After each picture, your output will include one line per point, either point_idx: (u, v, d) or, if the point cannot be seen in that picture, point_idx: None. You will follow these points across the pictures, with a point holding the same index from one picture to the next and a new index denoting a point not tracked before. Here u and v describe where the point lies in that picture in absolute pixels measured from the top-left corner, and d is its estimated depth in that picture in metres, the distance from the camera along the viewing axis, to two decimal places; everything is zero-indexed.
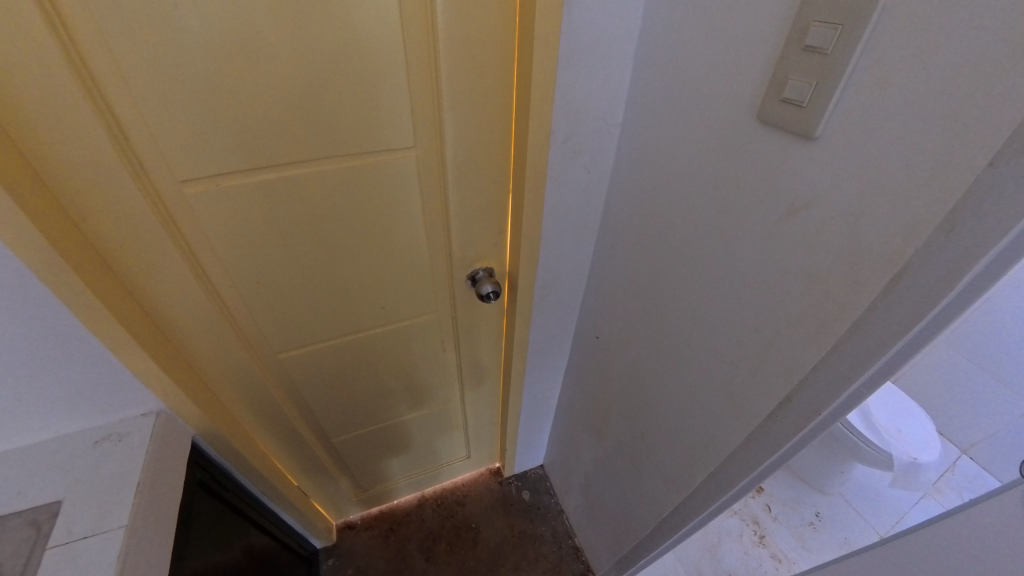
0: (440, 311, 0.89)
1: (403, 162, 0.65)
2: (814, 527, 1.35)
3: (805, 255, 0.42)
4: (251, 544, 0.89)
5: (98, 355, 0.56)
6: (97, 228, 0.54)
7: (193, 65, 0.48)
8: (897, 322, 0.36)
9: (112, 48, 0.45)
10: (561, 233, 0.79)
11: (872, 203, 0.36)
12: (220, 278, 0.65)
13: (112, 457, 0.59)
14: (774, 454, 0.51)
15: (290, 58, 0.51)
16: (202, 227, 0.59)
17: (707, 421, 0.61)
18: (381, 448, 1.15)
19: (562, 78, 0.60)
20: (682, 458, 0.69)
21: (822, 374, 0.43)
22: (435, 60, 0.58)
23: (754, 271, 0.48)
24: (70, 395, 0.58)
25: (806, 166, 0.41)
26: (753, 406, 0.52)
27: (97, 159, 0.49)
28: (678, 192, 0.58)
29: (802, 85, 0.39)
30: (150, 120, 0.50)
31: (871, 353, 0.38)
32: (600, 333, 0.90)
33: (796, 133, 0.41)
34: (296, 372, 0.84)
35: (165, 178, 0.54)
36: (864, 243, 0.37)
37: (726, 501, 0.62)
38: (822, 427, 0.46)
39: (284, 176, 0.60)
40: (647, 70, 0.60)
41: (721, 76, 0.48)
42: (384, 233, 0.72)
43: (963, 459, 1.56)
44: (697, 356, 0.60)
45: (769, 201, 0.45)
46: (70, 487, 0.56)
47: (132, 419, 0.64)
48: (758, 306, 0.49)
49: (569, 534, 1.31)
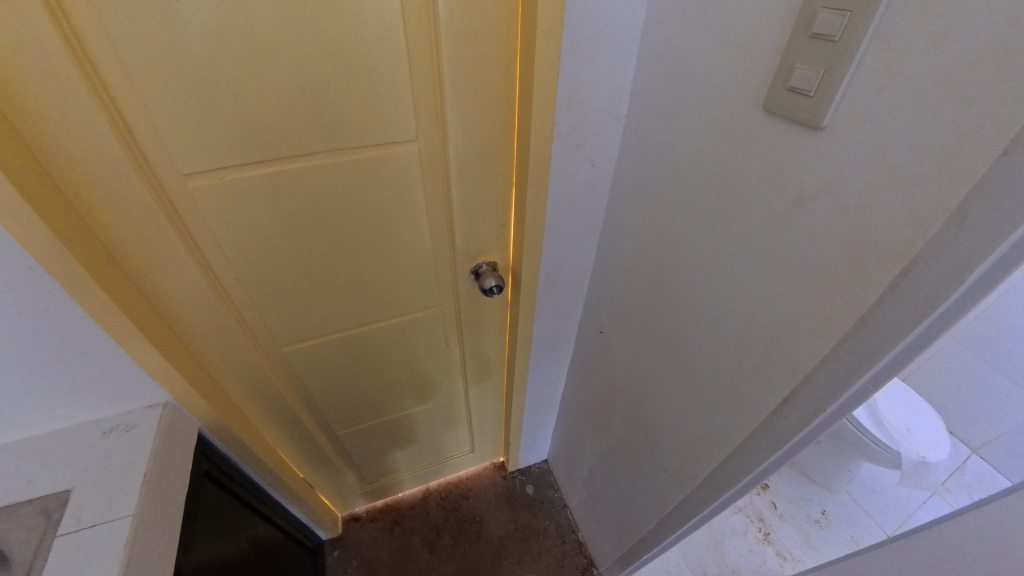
0: (444, 305, 0.89)
1: (405, 155, 0.65)
2: (820, 525, 1.34)
3: (810, 248, 0.42)
4: (257, 535, 0.90)
5: (105, 346, 0.57)
6: (105, 222, 0.54)
7: (194, 59, 0.48)
8: (905, 319, 0.35)
9: (113, 43, 0.45)
10: (565, 226, 0.79)
11: (882, 194, 0.35)
12: (224, 272, 0.66)
13: (121, 447, 0.61)
14: (777, 452, 0.51)
15: (291, 49, 0.51)
16: (207, 221, 0.60)
17: (712, 416, 0.60)
18: (386, 441, 1.16)
19: (565, 70, 0.59)
20: (685, 453, 0.68)
21: (827, 370, 0.42)
22: (436, 52, 0.57)
23: (758, 266, 0.48)
24: (79, 386, 0.59)
25: (812, 157, 0.40)
26: (757, 403, 0.52)
27: (101, 154, 0.50)
28: (682, 186, 0.58)
29: (809, 74, 0.38)
30: (152, 115, 0.50)
31: (876, 349, 0.37)
32: (604, 329, 0.89)
33: (803, 124, 0.40)
34: (301, 365, 0.85)
35: (169, 172, 0.54)
36: (872, 235, 0.36)
37: (730, 496, 0.62)
38: (826, 424, 0.46)
39: (288, 170, 0.60)
40: (651, 62, 0.59)
41: (726, 66, 0.47)
42: (388, 227, 0.72)
43: (974, 458, 1.53)
44: (702, 349, 0.60)
45: (775, 194, 0.44)
46: (78, 477, 0.57)
47: (140, 411, 0.65)
48: (763, 301, 0.48)
49: (573, 528, 1.31)
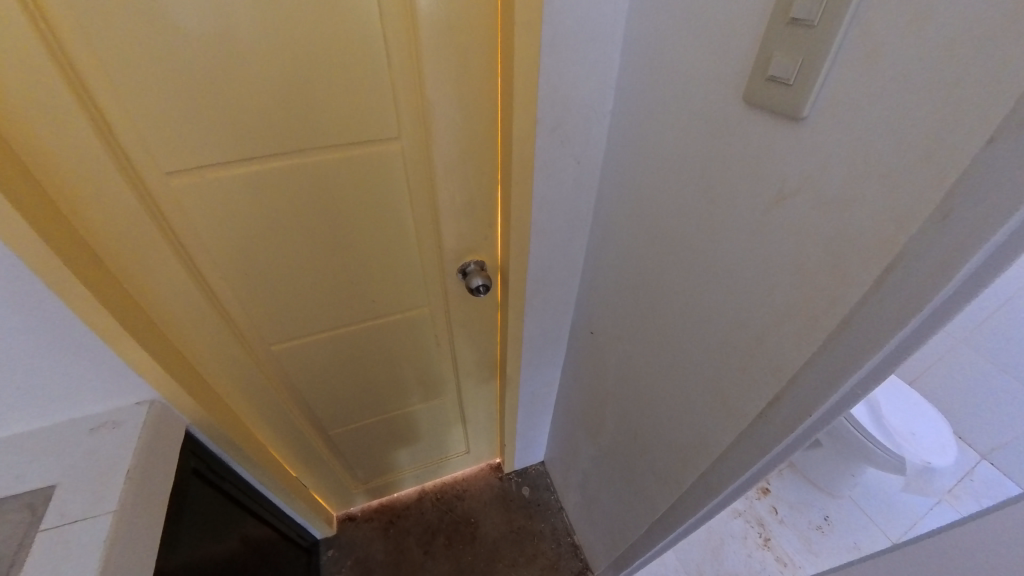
0: (433, 304, 0.89)
1: (389, 153, 0.64)
2: (822, 531, 1.31)
3: (793, 246, 0.40)
4: (248, 533, 0.90)
5: (89, 344, 0.57)
6: (88, 220, 0.54)
7: (173, 56, 0.48)
8: (891, 318, 0.33)
9: (91, 41, 0.45)
10: (553, 225, 0.77)
11: (862, 189, 0.34)
12: (208, 272, 0.66)
13: (107, 443, 0.61)
14: (766, 457, 0.49)
15: (269, 45, 0.50)
16: (191, 218, 0.60)
17: (700, 419, 0.59)
18: (380, 441, 1.15)
19: (546, 66, 0.58)
20: (675, 456, 0.67)
21: (812, 373, 0.41)
22: (417, 47, 0.56)
23: (742, 264, 0.47)
24: (66, 384, 0.59)
25: (794, 150, 0.38)
26: (743, 406, 0.50)
27: (82, 153, 0.50)
28: (667, 182, 0.56)
29: (788, 62, 0.36)
30: (132, 113, 0.50)
31: (862, 351, 0.36)
32: (594, 329, 0.88)
33: (783, 115, 0.38)
34: (290, 364, 0.84)
35: (151, 170, 0.54)
36: (853, 232, 0.35)
37: (720, 501, 0.60)
38: (813, 428, 0.44)
39: (271, 168, 0.59)
40: (634, 56, 0.58)
41: (707, 59, 0.46)
42: (373, 226, 0.71)
43: (982, 463, 1.49)
44: (688, 350, 0.58)
45: (758, 188, 0.43)
46: (65, 472, 0.57)
47: (127, 408, 0.65)
48: (747, 301, 0.47)
49: (568, 531, 1.30)
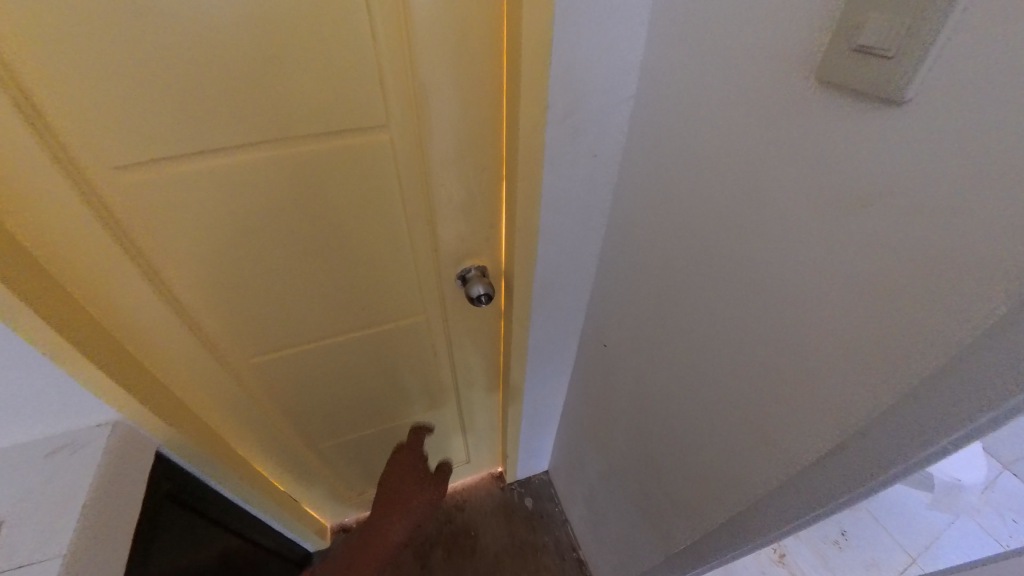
0: (430, 311, 0.81)
1: (376, 145, 0.57)
2: (838, 547, 1.25)
3: (869, 263, 0.33)
4: (228, 553, 0.84)
5: (35, 361, 0.49)
6: (30, 221, 0.47)
7: (116, 27, 0.40)
8: (1012, 367, 0.26)
9: (14, 8, 0.37)
10: (564, 226, 0.70)
11: (979, 194, 0.26)
12: (173, 278, 0.59)
13: (64, 472, 0.53)
14: (814, 511, 0.42)
15: (231, 17, 0.43)
16: (151, 219, 0.53)
17: (731, 453, 0.52)
18: (374, 452, 1.09)
19: (561, 44, 0.50)
20: (700, 489, 0.60)
21: (889, 425, 0.34)
22: (407, 22, 0.49)
23: (797, 282, 0.39)
24: (12, 404, 0.51)
25: (879, 143, 0.31)
26: (790, 448, 0.43)
27: (15, 143, 0.43)
28: (700, 181, 0.49)
29: (882, 28, 0.28)
30: (71, 96, 0.42)
31: (963, 408, 0.29)
32: (607, 341, 0.81)
33: (868, 96, 0.31)
34: (274, 376, 0.78)
35: (100, 164, 0.47)
36: (959, 252, 0.28)
37: (751, 547, 0.54)
38: (882, 486, 0.37)
39: (240, 162, 0.52)
40: (663, 33, 0.50)
41: (761, 31, 0.38)
42: (361, 228, 0.64)
43: (1005, 476, 1.43)
44: (720, 375, 0.51)
45: (820, 191, 0.36)
46: (11, 507, 0.50)
47: (88, 429, 0.58)
48: (801, 326, 0.40)
49: (573, 545, 1.24)
